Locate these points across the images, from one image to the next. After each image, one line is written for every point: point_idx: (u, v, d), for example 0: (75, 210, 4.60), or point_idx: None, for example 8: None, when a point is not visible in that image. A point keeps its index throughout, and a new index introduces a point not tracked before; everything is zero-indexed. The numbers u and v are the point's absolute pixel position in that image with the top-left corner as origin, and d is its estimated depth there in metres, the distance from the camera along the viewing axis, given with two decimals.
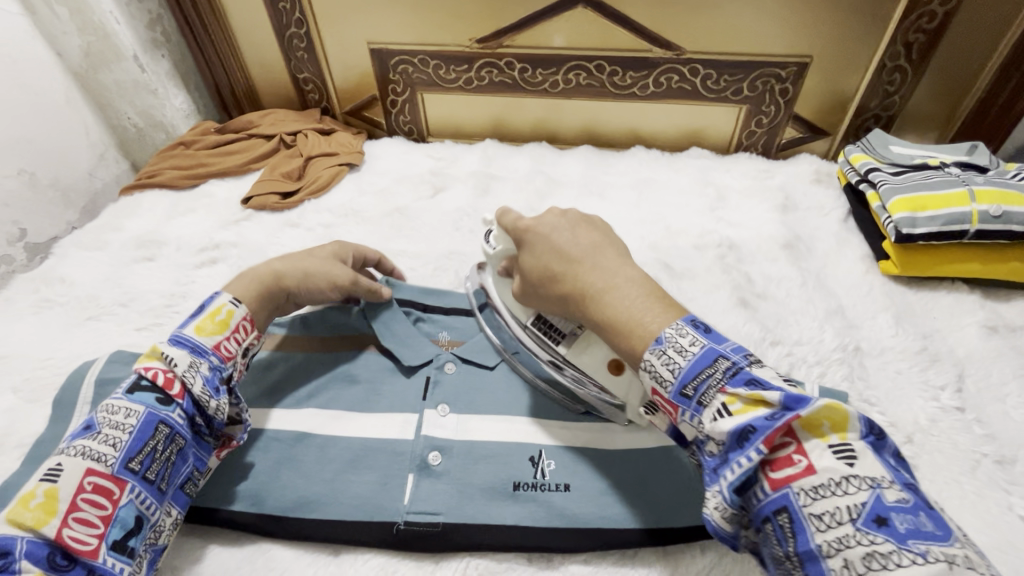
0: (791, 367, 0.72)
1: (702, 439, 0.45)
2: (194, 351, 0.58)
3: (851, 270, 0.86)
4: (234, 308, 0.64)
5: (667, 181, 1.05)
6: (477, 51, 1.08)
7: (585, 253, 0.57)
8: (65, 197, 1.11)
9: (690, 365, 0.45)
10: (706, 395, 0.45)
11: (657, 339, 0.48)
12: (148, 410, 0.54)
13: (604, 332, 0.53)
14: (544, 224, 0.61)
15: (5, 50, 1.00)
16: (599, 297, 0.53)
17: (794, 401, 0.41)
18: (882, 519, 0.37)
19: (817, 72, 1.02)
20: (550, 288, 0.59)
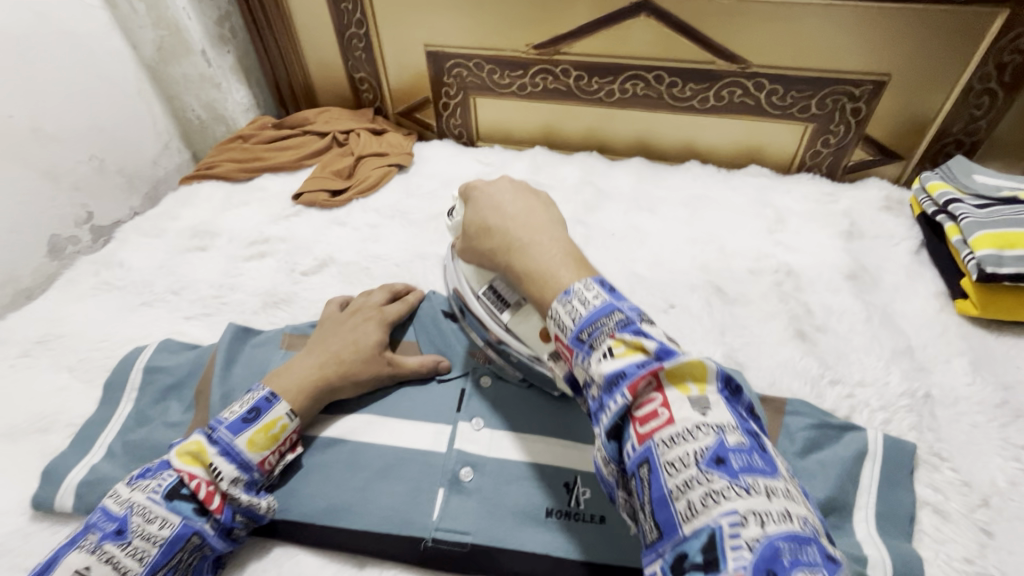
0: (851, 410, 0.67)
1: (588, 384, 0.47)
2: (240, 467, 0.55)
3: (923, 308, 0.79)
4: (289, 421, 0.60)
5: (722, 200, 1.00)
6: (534, 57, 1.06)
7: (517, 215, 0.63)
8: (130, 184, 1.16)
9: (589, 314, 0.48)
10: (598, 341, 0.46)
11: (566, 292, 0.51)
12: (183, 521, 0.51)
13: (522, 281, 0.57)
14: (485, 198, 0.67)
15: (87, 42, 1.05)
16: (521, 249, 0.58)
17: (665, 353, 0.43)
18: (722, 460, 0.38)
19: (895, 92, 0.95)
20: (483, 246, 0.64)
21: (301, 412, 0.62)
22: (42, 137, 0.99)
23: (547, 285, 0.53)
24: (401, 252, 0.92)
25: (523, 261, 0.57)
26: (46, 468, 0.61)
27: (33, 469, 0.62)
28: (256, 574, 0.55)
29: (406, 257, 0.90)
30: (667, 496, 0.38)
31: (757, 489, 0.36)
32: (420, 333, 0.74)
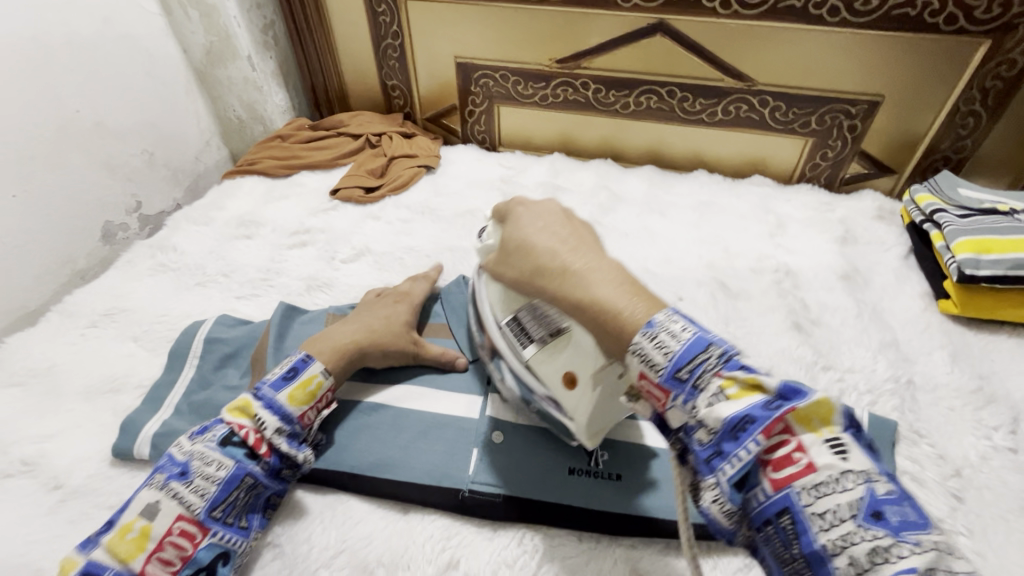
0: (842, 393, 0.74)
1: (691, 426, 0.42)
2: (283, 419, 0.61)
3: (909, 306, 0.87)
4: (324, 379, 0.66)
5: (727, 206, 1.08)
6: (556, 71, 1.15)
7: (562, 240, 0.54)
8: (175, 177, 1.25)
9: (682, 349, 0.41)
10: (702, 379, 0.41)
11: (649, 322, 0.43)
12: (237, 464, 0.57)
13: (577, 314, 0.49)
14: (522, 217, 0.58)
15: (144, 45, 1.14)
16: (569, 278, 0.50)
17: (790, 391, 0.39)
18: (878, 512, 0.35)
19: (888, 112, 1.04)
20: (517, 271, 0.56)
21: (334, 370, 0.68)
22: (101, 131, 1.07)
23: (608, 319, 0.46)
24: (432, 245, 1.00)
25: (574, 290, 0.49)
26: (123, 421, 0.68)
27: (109, 423, 0.70)
28: (312, 515, 0.62)
29: (436, 249, 0.98)
30: (821, 549, 0.36)
31: (924, 540, 0.34)
32: (451, 317, 0.82)
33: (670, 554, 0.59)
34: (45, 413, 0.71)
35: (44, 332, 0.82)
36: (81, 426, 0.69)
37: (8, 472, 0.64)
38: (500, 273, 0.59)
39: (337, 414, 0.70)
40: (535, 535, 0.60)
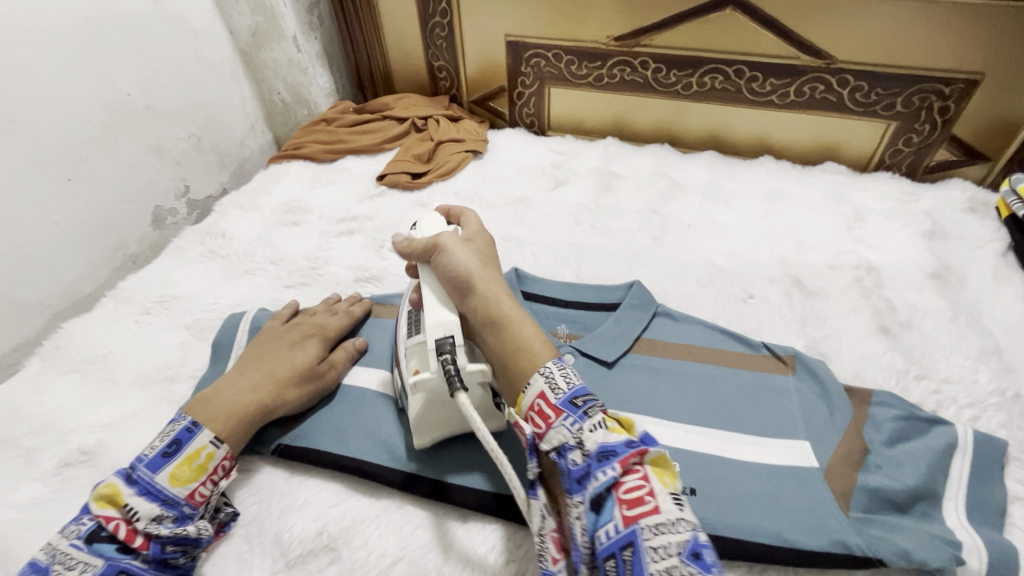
0: (938, 405, 0.67)
1: (567, 446, 0.48)
2: (165, 503, 0.53)
3: (1011, 310, 0.78)
4: (216, 449, 0.57)
5: (798, 195, 1.00)
6: (614, 49, 1.08)
7: (492, 281, 0.60)
8: (221, 161, 1.23)
9: (581, 385, 0.51)
10: (591, 408, 0.49)
11: (558, 358, 0.54)
12: (106, 562, 0.49)
13: (505, 354, 0.55)
14: (470, 230, 0.67)
15: (193, 27, 1.12)
16: (511, 324, 0.57)
17: (651, 439, 0.48)
18: (698, 555, 0.40)
19: (987, 92, 0.93)
20: (460, 291, 0.59)
21: (229, 437, 0.59)
22: (152, 115, 1.06)
23: (530, 345, 0.55)
24: None
25: (506, 307, 0.58)
26: None
27: (164, 414, 0.69)
28: (367, 520, 0.58)
29: None
30: None
31: None
32: None
33: None
34: (103, 401, 0.70)
35: (99, 318, 0.82)
36: (137, 417, 0.68)
37: (67, 461, 0.63)
38: (448, 256, 0.61)
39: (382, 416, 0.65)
40: None
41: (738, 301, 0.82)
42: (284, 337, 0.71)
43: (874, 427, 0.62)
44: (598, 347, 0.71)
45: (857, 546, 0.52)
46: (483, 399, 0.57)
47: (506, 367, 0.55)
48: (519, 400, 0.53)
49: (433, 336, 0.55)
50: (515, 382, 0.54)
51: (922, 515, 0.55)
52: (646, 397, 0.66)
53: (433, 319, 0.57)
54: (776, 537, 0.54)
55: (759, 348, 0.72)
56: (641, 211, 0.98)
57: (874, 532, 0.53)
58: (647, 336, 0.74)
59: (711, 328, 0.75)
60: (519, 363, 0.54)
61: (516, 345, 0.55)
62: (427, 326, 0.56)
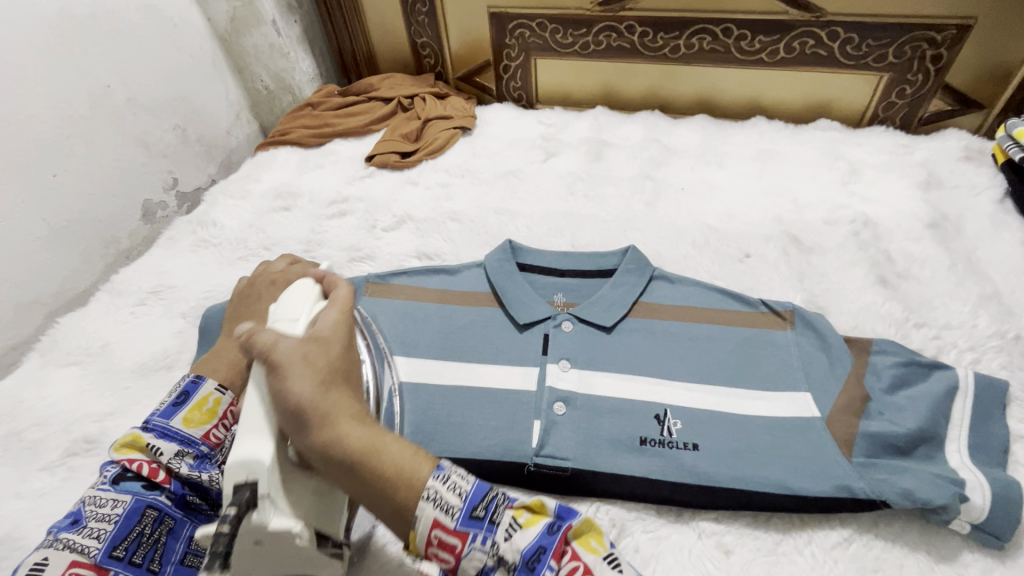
0: (939, 351, 0.67)
1: (488, 568, 0.41)
2: (183, 444, 0.55)
3: (1009, 254, 0.78)
4: (222, 394, 0.59)
5: (791, 153, 0.99)
6: (599, 15, 1.06)
7: (332, 402, 0.45)
8: (208, 152, 1.22)
9: (474, 488, 0.44)
10: (496, 513, 0.43)
11: (439, 466, 0.44)
12: (134, 496, 0.51)
13: (371, 496, 0.44)
14: (326, 325, 0.49)
15: (169, 15, 1.10)
16: (373, 454, 0.44)
17: (566, 511, 0.43)
18: None
19: (980, 37, 0.92)
20: (297, 427, 0.44)
21: (232, 385, 0.62)
22: (133, 107, 1.05)
23: (402, 473, 0.43)
24: (475, 208, 0.95)
25: (359, 435, 0.44)
26: None
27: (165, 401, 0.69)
28: None
29: (480, 212, 0.93)
30: None
31: None
32: (494, 282, 0.74)
33: (758, 527, 0.55)
34: (104, 392, 0.70)
35: (94, 312, 0.82)
36: (139, 404, 0.68)
37: (72, 451, 0.64)
38: (278, 382, 0.44)
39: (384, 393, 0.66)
40: (610, 509, 0.57)
41: (735, 261, 0.81)
42: (263, 292, 0.69)
43: (874, 374, 0.62)
44: (596, 312, 0.70)
45: (861, 490, 0.53)
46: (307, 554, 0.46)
47: (372, 505, 0.44)
48: (411, 537, 0.43)
49: (231, 482, 0.44)
50: (388, 518, 0.44)
51: (925, 457, 0.55)
52: (646, 359, 0.66)
53: (238, 456, 0.44)
54: (779, 486, 0.54)
55: (757, 304, 0.71)
56: (634, 177, 0.97)
57: (877, 476, 0.53)
58: (644, 299, 0.73)
59: (708, 287, 0.73)
60: (390, 501, 0.43)
61: (379, 476, 0.43)
62: (226, 467, 0.44)
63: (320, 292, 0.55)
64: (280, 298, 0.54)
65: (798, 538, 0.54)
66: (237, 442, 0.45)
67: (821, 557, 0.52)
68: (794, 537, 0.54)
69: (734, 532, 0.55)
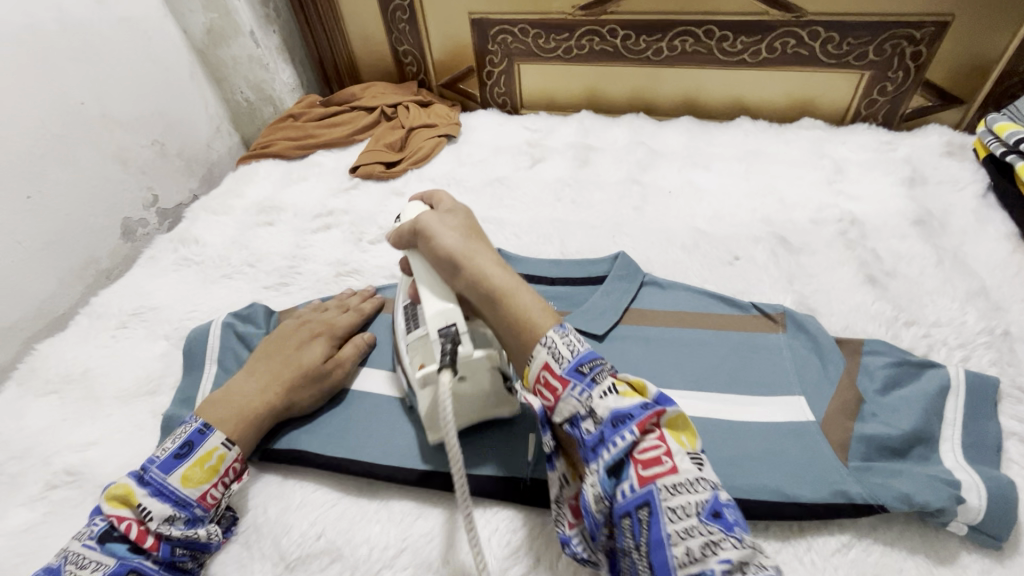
0: (929, 349, 0.67)
1: (580, 414, 0.44)
2: (177, 505, 0.52)
3: (995, 249, 0.79)
4: (228, 450, 0.56)
5: (777, 153, 0.99)
6: (580, 19, 1.06)
7: (467, 249, 0.53)
8: (189, 166, 1.19)
9: (586, 350, 0.46)
10: (599, 374, 0.45)
11: (560, 324, 0.48)
12: (118, 561, 0.49)
13: (510, 330, 0.50)
14: (451, 203, 0.61)
15: (143, 28, 1.08)
16: (511, 295, 0.50)
17: (664, 398, 0.45)
18: (718, 513, 0.39)
19: (958, 34, 0.93)
20: (449, 266, 0.53)
21: (240, 438, 0.58)
22: (109, 124, 1.02)
23: (534, 321, 0.49)
24: None
25: (502, 281, 0.51)
26: (163, 420, 0.65)
27: (149, 427, 0.67)
28: (369, 513, 0.57)
29: None
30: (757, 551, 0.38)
31: (748, 543, 0.39)
32: None
33: (757, 536, 0.54)
34: (85, 420, 0.68)
35: (74, 336, 0.80)
36: (121, 432, 0.66)
37: (53, 483, 0.62)
38: (429, 240, 0.55)
39: (375, 411, 0.64)
40: None
41: (724, 264, 0.81)
42: (301, 339, 0.67)
43: (867, 375, 0.62)
44: (588, 321, 0.69)
45: (857, 494, 0.52)
46: (495, 382, 0.56)
47: (520, 353, 0.50)
48: (525, 373, 0.49)
49: (435, 327, 0.50)
50: (516, 352, 0.50)
51: (920, 458, 0.55)
52: (639, 368, 0.65)
53: (435, 308, 0.51)
54: (776, 493, 0.54)
55: (748, 307, 0.71)
56: (621, 182, 0.97)
57: (873, 479, 0.53)
58: (636, 306, 0.72)
59: (698, 291, 0.73)
60: (532, 346, 0.49)
61: (513, 314, 0.49)
62: (428, 316, 0.51)
63: (426, 204, 0.63)
64: (400, 214, 0.63)
65: (797, 546, 0.53)
66: (426, 301, 0.52)
67: (821, 565, 0.52)
68: (793, 545, 0.53)
69: None
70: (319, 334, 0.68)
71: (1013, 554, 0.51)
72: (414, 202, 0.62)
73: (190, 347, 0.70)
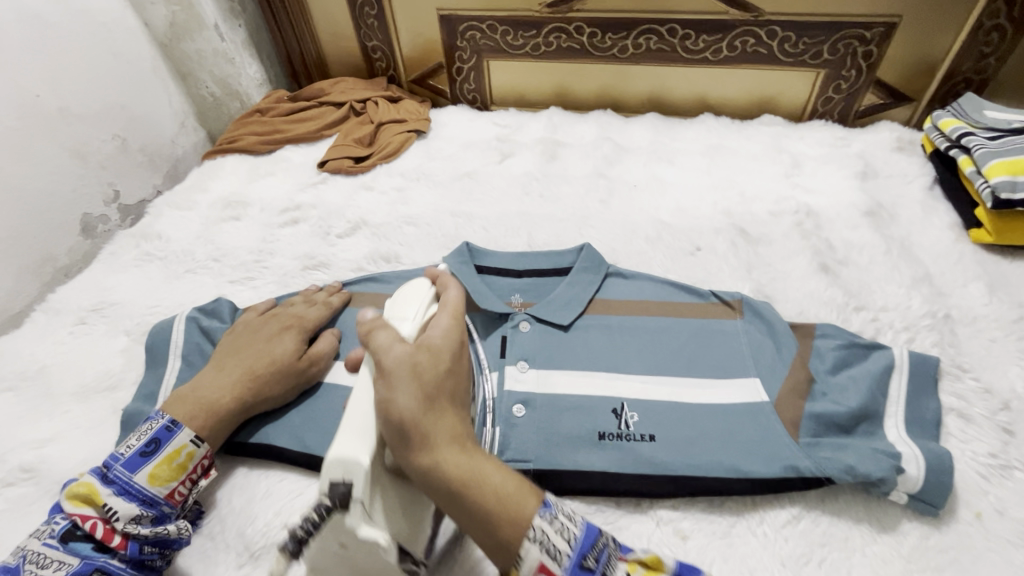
0: (877, 333, 0.71)
1: None
2: (143, 503, 0.52)
3: (939, 238, 0.83)
4: (196, 447, 0.56)
5: (738, 148, 1.03)
6: (548, 16, 1.07)
7: (421, 420, 0.46)
8: (152, 162, 1.17)
9: (583, 535, 0.43)
10: (608, 563, 0.43)
11: (545, 504, 0.45)
12: (83, 560, 0.48)
13: (473, 528, 0.45)
14: (437, 328, 0.53)
15: (103, 20, 1.06)
16: (472, 484, 0.45)
17: (686, 568, 0.43)
18: None
19: (905, 34, 0.98)
20: (398, 441, 0.45)
21: (209, 435, 0.58)
22: (67, 117, 1.00)
23: (507, 504, 0.44)
24: (432, 212, 0.94)
25: (457, 462, 0.45)
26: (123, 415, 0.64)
27: (109, 423, 0.66)
28: None
29: (436, 215, 0.93)
30: None
31: None
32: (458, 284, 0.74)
33: (713, 513, 0.56)
34: (41, 417, 0.67)
35: (30, 333, 0.78)
36: (80, 428, 0.65)
37: (7, 481, 0.60)
38: (384, 392, 0.46)
39: (336, 402, 0.63)
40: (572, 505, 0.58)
41: (686, 255, 0.83)
42: (272, 336, 0.66)
43: (819, 356, 0.64)
44: (553, 311, 0.70)
45: (807, 468, 0.55)
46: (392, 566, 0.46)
47: (470, 530, 0.45)
48: (511, 572, 0.43)
49: (329, 477, 0.43)
50: (480, 542, 0.45)
51: (866, 433, 0.58)
52: (603, 354, 0.67)
53: (336, 453, 0.44)
54: (731, 469, 0.56)
55: (707, 295, 0.73)
56: (588, 176, 0.98)
57: (821, 454, 0.56)
58: (600, 295, 0.74)
59: (660, 281, 0.75)
60: (490, 530, 0.44)
61: (479, 501, 0.44)
62: (325, 460, 0.44)
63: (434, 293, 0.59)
64: (399, 292, 0.59)
65: (750, 520, 0.55)
66: (337, 439, 0.45)
67: (772, 537, 0.54)
68: (747, 519, 0.56)
69: (691, 519, 0.56)
70: (294, 327, 0.68)
71: (951, 521, 0.54)
72: (420, 288, 0.58)
73: (151, 342, 0.69)
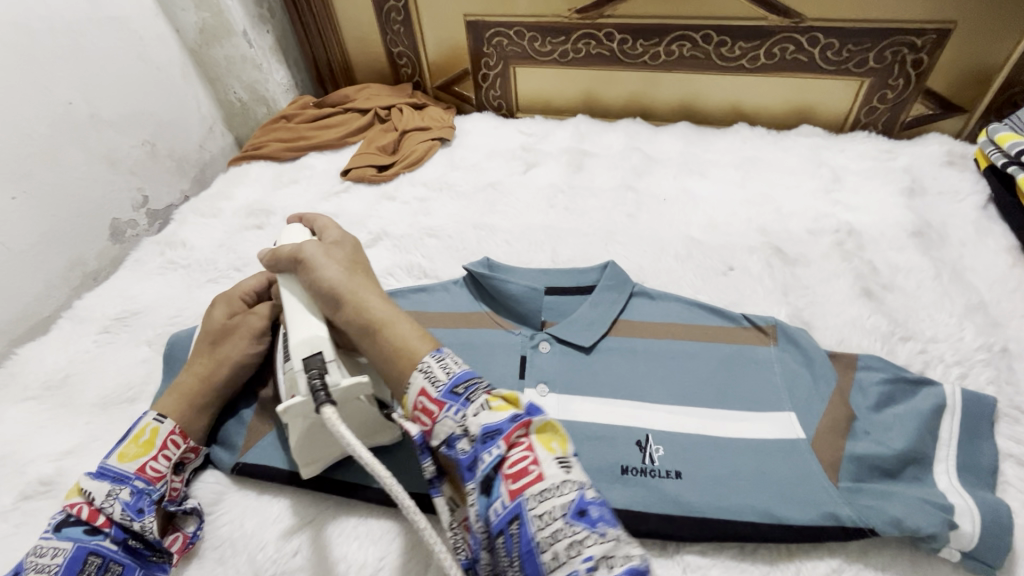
0: (925, 366, 0.66)
1: (454, 437, 0.45)
2: (117, 481, 0.53)
3: (994, 263, 0.77)
4: (160, 424, 0.57)
5: (775, 160, 0.98)
6: (577, 22, 1.04)
7: (346, 288, 0.56)
8: (180, 167, 1.18)
9: (461, 371, 0.48)
10: (473, 394, 0.46)
11: (437, 349, 0.51)
12: (75, 544, 0.49)
13: (390, 364, 0.52)
14: (337, 234, 0.64)
15: (134, 26, 1.07)
16: (390, 326, 0.53)
17: (535, 409, 0.46)
18: (583, 511, 0.39)
19: (959, 41, 0.91)
20: (330, 303, 0.56)
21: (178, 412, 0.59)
22: (98, 124, 1.01)
23: (409, 344, 0.52)
24: (453, 223, 0.92)
25: (378, 310, 0.55)
26: None
27: None
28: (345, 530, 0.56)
29: (458, 228, 0.91)
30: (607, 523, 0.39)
31: (612, 535, 0.38)
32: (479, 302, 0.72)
33: (744, 560, 0.53)
34: (63, 428, 0.67)
35: (57, 340, 0.79)
36: (100, 441, 0.65)
37: (26, 493, 0.60)
38: (311, 273, 0.57)
39: None
40: None
41: (718, 274, 0.80)
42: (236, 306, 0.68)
43: (861, 391, 0.60)
44: (576, 331, 0.67)
45: (847, 517, 0.51)
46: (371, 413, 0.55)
47: (390, 376, 0.52)
48: (405, 401, 0.50)
49: (298, 355, 0.53)
50: (397, 381, 0.51)
51: (913, 479, 0.54)
52: (626, 381, 0.64)
53: (298, 337, 0.54)
54: (764, 514, 0.53)
55: (739, 320, 0.69)
56: (615, 188, 0.95)
57: (864, 502, 0.52)
58: (625, 317, 0.71)
59: (687, 303, 0.72)
60: (401, 367, 0.51)
61: (394, 346, 0.52)
62: (291, 345, 0.54)
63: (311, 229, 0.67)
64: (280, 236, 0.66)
65: (785, 572, 0.52)
66: (293, 330, 0.55)
67: None
68: (781, 568, 0.52)
69: (721, 565, 0.53)
70: (261, 282, 0.72)
71: None
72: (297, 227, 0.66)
73: (166, 356, 0.69)
